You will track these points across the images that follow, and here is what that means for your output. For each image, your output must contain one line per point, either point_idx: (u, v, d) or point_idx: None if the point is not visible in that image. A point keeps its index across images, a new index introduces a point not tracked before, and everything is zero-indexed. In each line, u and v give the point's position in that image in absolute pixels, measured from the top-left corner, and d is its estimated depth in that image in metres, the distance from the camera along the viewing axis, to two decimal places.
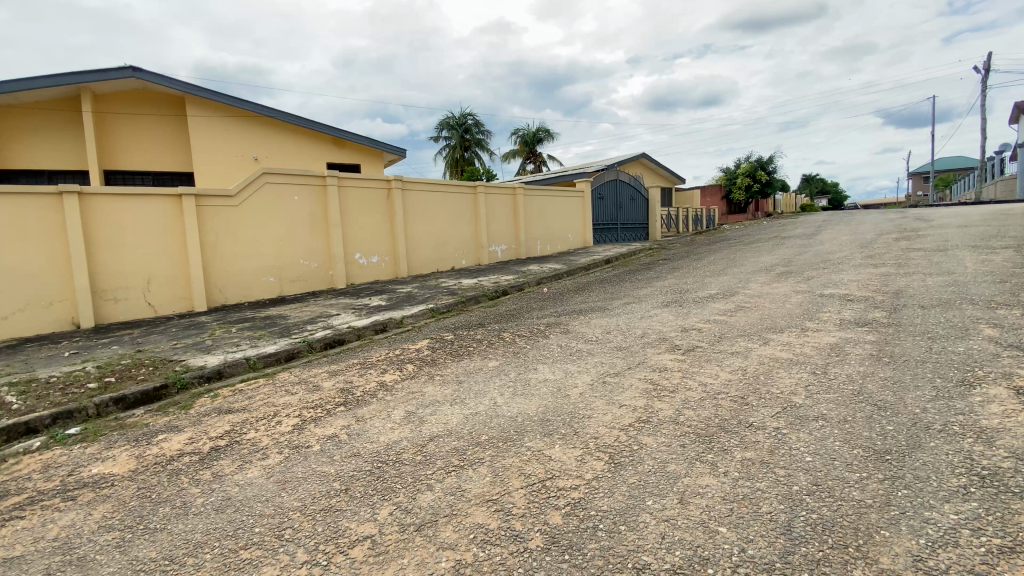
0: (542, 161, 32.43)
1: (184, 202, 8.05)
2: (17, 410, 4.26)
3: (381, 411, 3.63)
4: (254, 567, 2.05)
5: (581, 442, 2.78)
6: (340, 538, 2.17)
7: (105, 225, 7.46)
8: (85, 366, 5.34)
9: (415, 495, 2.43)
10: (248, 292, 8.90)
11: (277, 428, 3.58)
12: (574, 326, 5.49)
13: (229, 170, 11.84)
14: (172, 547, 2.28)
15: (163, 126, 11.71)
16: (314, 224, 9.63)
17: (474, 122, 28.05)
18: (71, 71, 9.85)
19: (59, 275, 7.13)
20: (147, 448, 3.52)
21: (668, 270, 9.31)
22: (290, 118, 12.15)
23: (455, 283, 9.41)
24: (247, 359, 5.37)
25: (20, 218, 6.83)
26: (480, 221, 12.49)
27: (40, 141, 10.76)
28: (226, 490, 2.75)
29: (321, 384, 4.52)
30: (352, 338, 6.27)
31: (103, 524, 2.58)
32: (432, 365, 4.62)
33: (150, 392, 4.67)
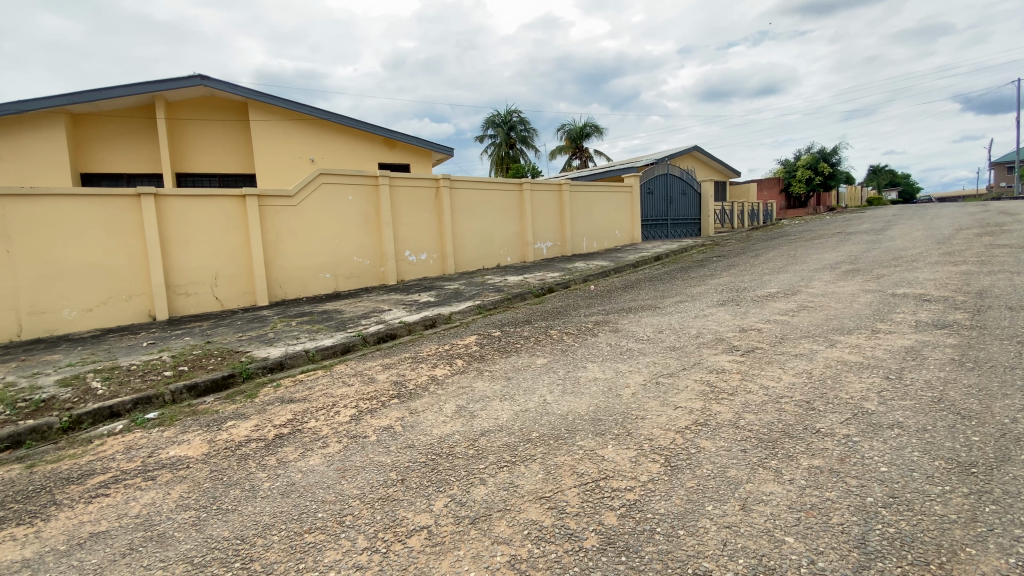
0: (588, 157, 32.02)
1: (247, 203, 8.51)
2: (104, 395, 4.65)
3: (433, 404, 3.70)
4: (318, 551, 2.14)
5: (635, 442, 2.72)
6: (398, 527, 2.22)
7: (177, 225, 7.99)
8: (161, 355, 5.75)
9: (469, 488, 2.46)
10: (306, 288, 9.31)
11: (335, 418, 3.72)
12: (624, 324, 5.39)
13: (287, 171, 12.41)
14: (242, 527, 2.42)
15: (228, 130, 12.42)
16: (366, 222, 9.94)
17: (520, 119, 28.07)
18: (147, 81, 10.61)
19: (137, 271, 7.71)
20: (217, 433, 3.75)
21: (722, 267, 8.97)
22: (343, 120, 12.57)
23: (502, 280, 9.47)
24: (306, 351, 5.62)
25: (105, 218, 7.44)
26: (527, 218, 12.48)
27: (120, 147, 11.67)
28: (290, 475, 2.88)
29: (375, 376, 4.66)
30: (403, 333, 6.42)
31: (179, 503, 2.77)
32: (481, 361, 4.66)
33: (219, 381, 4.98)
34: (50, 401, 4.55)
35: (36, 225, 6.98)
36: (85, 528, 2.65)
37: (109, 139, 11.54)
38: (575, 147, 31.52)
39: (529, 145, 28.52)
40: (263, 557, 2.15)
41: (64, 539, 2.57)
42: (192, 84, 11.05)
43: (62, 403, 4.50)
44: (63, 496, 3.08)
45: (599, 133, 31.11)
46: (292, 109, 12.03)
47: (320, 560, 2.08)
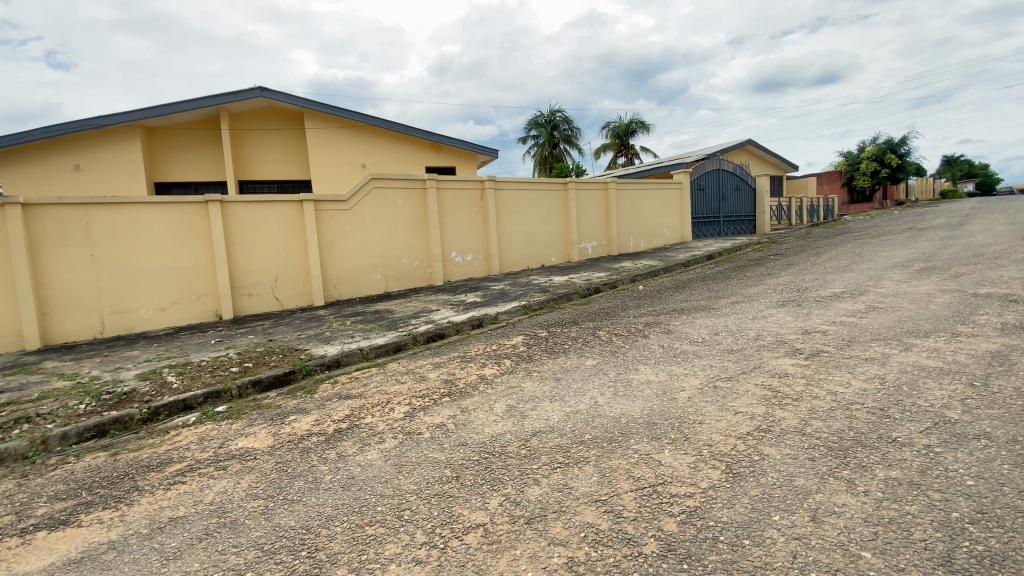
0: (634, 154, 31.44)
1: (304, 208, 8.90)
2: (178, 389, 4.99)
3: (484, 403, 3.73)
4: (379, 544, 2.20)
5: (694, 448, 2.64)
6: (454, 524, 2.25)
7: (241, 230, 8.46)
8: (228, 352, 6.11)
9: (523, 488, 2.46)
10: (358, 288, 9.63)
11: (390, 415, 3.83)
12: (676, 325, 5.25)
13: (340, 176, 12.89)
14: (307, 517, 2.53)
15: (285, 139, 13.04)
16: (415, 224, 10.17)
17: (563, 118, 27.93)
18: (213, 94, 11.30)
19: (205, 273, 8.22)
20: (281, 427, 3.94)
21: (780, 266, 8.57)
22: (392, 125, 12.91)
23: (547, 280, 9.45)
24: (361, 350, 5.82)
25: (176, 224, 7.98)
26: (572, 218, 12.40)
27: (189, 157, 12.48)
28: (349, 469, 2.99)
29: (426, 375, 4.76)
30: (452, 333, 6.53)
31: (248, 492, 2.93)
32: (530, 361, 4.66)
33: (281, 376, 5.23)
34: (131, 393, 4.92)
35: (117, 232, 7.58)
36: (164, 513, 2.85)
37: (179, 150, 12.37)
38: (621, 144, 31.02)
39: (573, 144, 28.33)
40: (328, 547, 2.24)
41: (147, 523, 2.77)
42: (253, 96, 11.68)
43: (142, 396, 4.86)
44: (144, 482, 3.33)
45: (646, 130, 30.49)
46: (345, 117, 12.48)
47: (381, 552, 2.15)
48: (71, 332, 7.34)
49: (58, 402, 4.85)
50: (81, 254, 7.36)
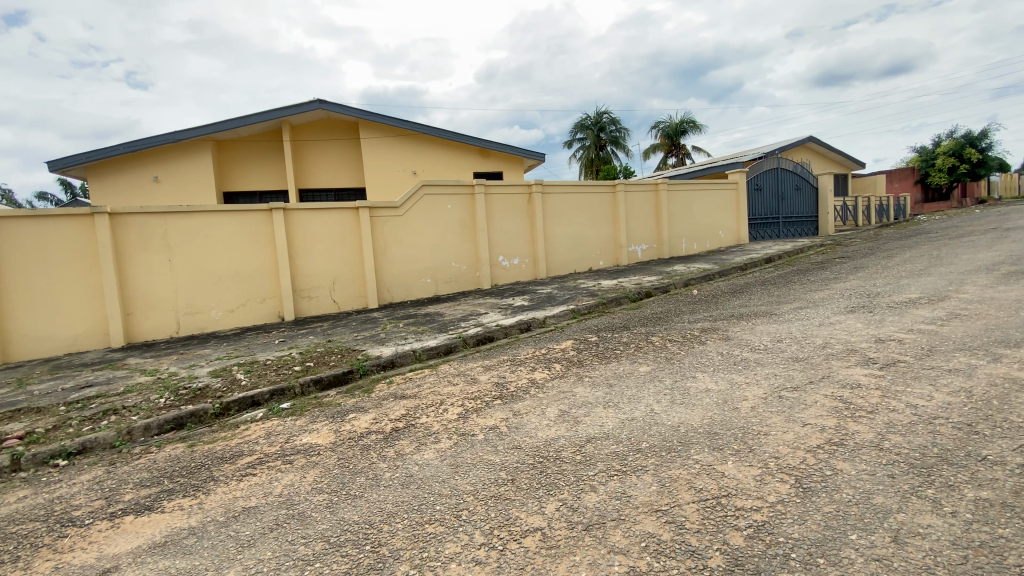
0: (685, 154, 30.59)
1: (359, 214, 9.24)
2: (246, 386, 5.30)
3: (536, 407, 3.73)
4: (438, 543, 2.25)
5: (759, 460, 2.54)
6: (512, 526, 2.27)
7: (301, 236, 8.88)
8: (291, 352, 6.43)
9: (580, 494, 2.44)
10: (410, 292, 9.88)
11: (444, 415, 3.90)
12: (734, 332, 5.06)
13: (392, 183, 13.29)
14: (369, 513, 2.63)
15: (341, 149, 13.60)
16: (463, 229, 10.35)
17: (610, 120, 27.60)
18: (276, 108, 11.96)
19: (269, 277, 8.70)
20: (341, 424, 4.11)
21: (846, 270, 8.09)
22: (441, 133, 13.21)
23: (595, 284, 9.37)
24: (414, 351, 5.97)
25: (243, 231, 8.49)
26: (621, 221, 12.22)
27: (254, 168, 13.24)
28: (408, 468, 3.08)
29: (478, 377, 4.82)
30: (501, 335, 6.57)
31: (314, 486, 3.07)
32: (581, 366, 4.63)
33: (339, 376, 5.46)
34: (205, 389, 5.28)
35: (191, 239, 8.14)
36: (238, 503, 3.03)
37: (245, 161, 13.16)
38: (670, 145, 30.29)
39: (620, 145, 27.92)
40: (390, 543, 2.31)
41: (222, 512, 2.96)
42: (312, 108, 12.26)
43: (215, 392, 5.21)
44: (219, 473, 3.56)
45: (697, 129, 29.62)
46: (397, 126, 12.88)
47: (441, 550, 2.19)
48: (150, 331, 7.95)
49: (141, 396, 5.26)
50: (160, 259, 7.96)
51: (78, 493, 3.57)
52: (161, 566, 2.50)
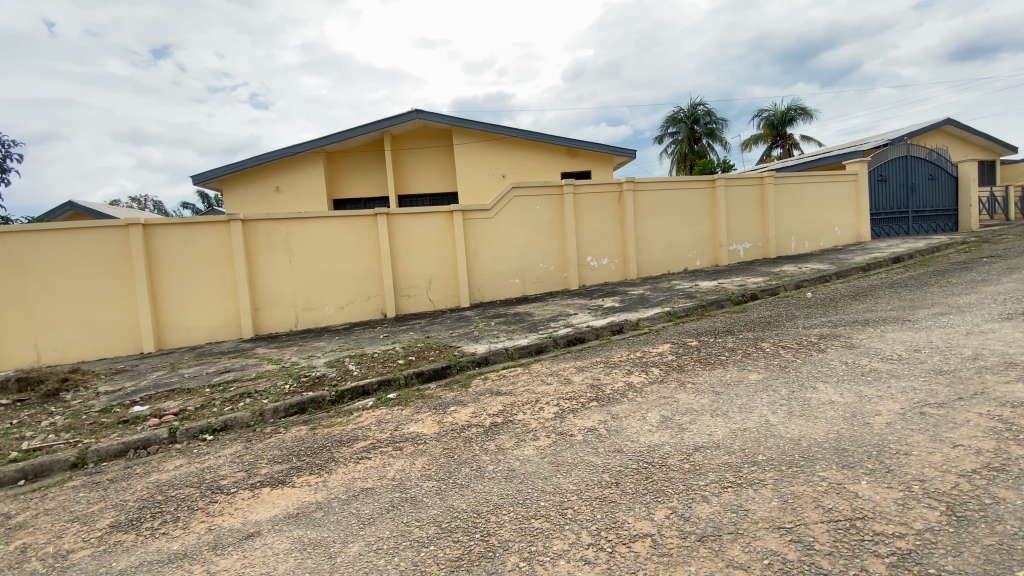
0: (791, 143, 28.21)
1: (453, 217, 9.65)
2: (357, 376, 5.76)
3: (636, 411, 3.65)
4: (546, 538, 2.29)
5: (900, 482, 2.28)
6: (620, 530, 2.25)
7: (401, 238, 9.45)
8: (394, 346, 6.88)
9: (691, 504, 2.36)
10: (499, 292, 10.12)
11: (540, 413, 3.95)
12: (858, 339, 4.58)
13: (482, 187, 13.69)
14: (476, 502, 2.74)
15: (436, 156, 14.27)
16: (553, 229, 10.40)
17: (706, 111, 26.24)
18: (378, 120, 12.85)
19: (372, 277, 9.36)
20: (443, 416, 4.33)
21: (998, 271, 7.00)
22: (530, 135, 13.38)
23: (692, 285, 8.97)
24: (507, 349, 6.12)
25: (351, 234, 9.21)
26: (720, 218, 11.57)
27: (359, 176, 14.29)
28: (510, 462, 3.16)
29: (572, 378, 4.81)
30: (592, 337, 6.50)
31: (423, 473, 3.27)
32: (682, 371, 4.45)
33: (438, 370, 5.75)
34: (322, 378, 5.81)
35: (307, 242, 8.98)
36: (356, 483, 3.31)
37: (351, 170, 14.26)
38: (774, 134, 28.09)
39: (717, 138, 26.40)
40: (499, 533, 2.40)
41: (343, 490, 3.25)
42: (410, 118, 13.02)
43: (330, 380, 5.72)
44: (338, 454, 3.90)
45: (806, 116, 27.20)
46: (487, 130, 13.25)
47: (550, 546, 2.23)
48: (273, 325, 8.89)
49: (269, 382, 5.92)
50: (282, 261, 8.87)
51: (223, 465, 4.11)
52: (296, 535, 2.79)
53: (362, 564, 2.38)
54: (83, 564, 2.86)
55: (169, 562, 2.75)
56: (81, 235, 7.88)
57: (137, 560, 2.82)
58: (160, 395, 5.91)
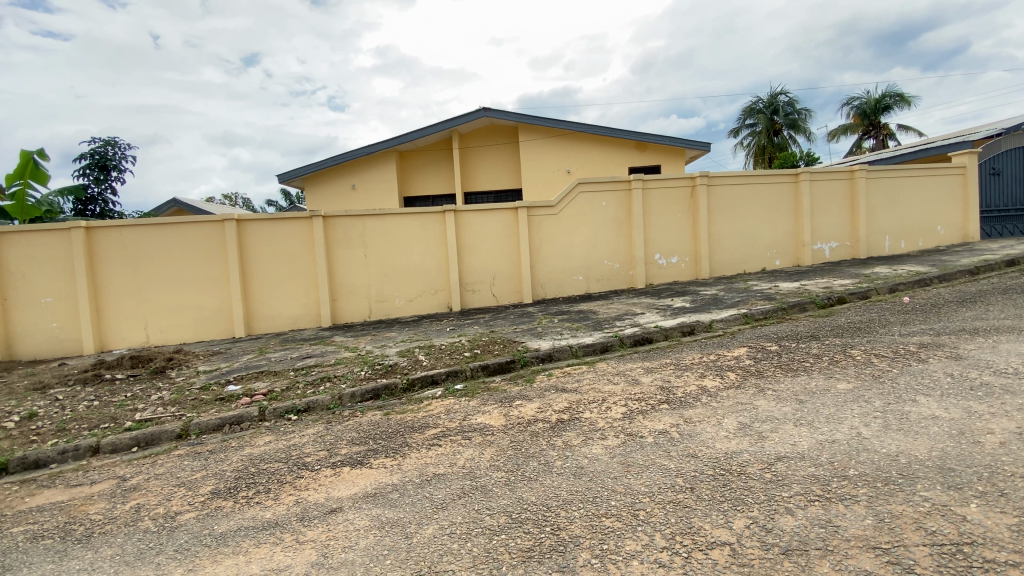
0: (886, 134, 25.86)
1: (519, 213, 9.73)
2: (426, 366, 5.99)
3: (710, 416, 3.53)
4: (617, 537, 2.29)
5: (1017, 508, 2.07)
6: (697, 536, 2.19)
7: (468, 234, 9.68)
8: (460, 339, 7.07)
9: (773, 515, 2.26)
10: (563, 289, 10.10)
11: (608, 413, 3.92)
12: (965, 350, 4.15)
13: (547, 183, 13.71)
14: (546, 496, 2.78)
15: (502, 152, 14.43)
16: (620, 226, 10.21)
17: (788, 101, 24.64)
18: (448, 118, 13.19)
19: (440, 272, 9.66)
20: (510, 409, 4.41)
21: None
22: (597, 130, 13.19)
23: (771, 286, 8.50)
24: (571, 347, 6.11)
25: (421, 230, 9.55)
26: (804, 215, 10.85)
27: (428, 174, 14.74)
28: (578, 459, 3.17)
29: (640, 378, 4.72)
30: (660, 337, 6.34)
31: (492, 463, 3.35)
32: (760, 377, 4.24)
33: (503, 364, 5.85)
34: (394, 366, 6.10)
35: (380, 237, 9.41)
36: (428, 468, 3.45)
37: (421, 168, 14.74)
38: (866, 124, 25.87)
39: (799, 129, 24.71)
40: (569, 528, 2.42)
41: (416, 474, 3.40)
42: (478, 116, 13.25)
43: (402, 369, 5.99)
44: (411, 440, 4.09)
45: (903, 103, 24.80)
46: (554, 126, 13.22)
47: (622, 546, 2.22)
48: (348, 315, 9.41)
49: (347, 368, 6.30)
50: (357, 254, 9.36)
51: (307, 443, 4.43)
52: (375, 514, 2.96)
53: (436, 546, 2.49)
54: (189, 525, 3.20)
55: (263, 529, 3.01)
56: (184, 230, 8.73)
57: (235, 525, 3.11)
58: (251, 376, 6.47)
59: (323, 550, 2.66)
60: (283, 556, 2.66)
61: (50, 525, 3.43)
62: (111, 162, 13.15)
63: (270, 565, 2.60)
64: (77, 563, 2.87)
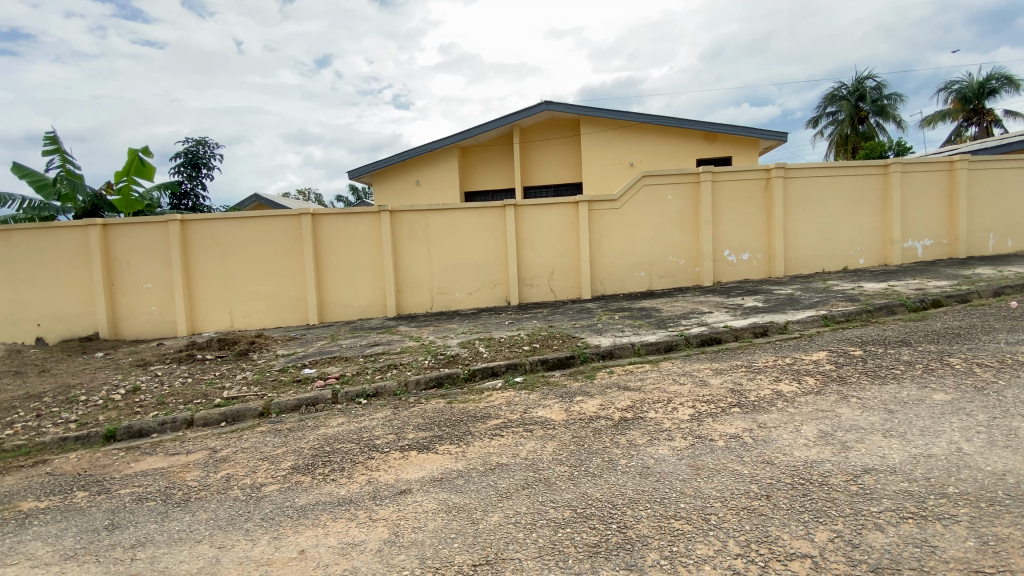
0: (992, 120, 23.22)
1: (580, 208, 9.64)
2: (487, 358, 6.11)
3: (787, 423, 3.36)
4: (688, 540, 2.24)
5: None
6: (775, 546, 2.11)
7: (528, 229, 9.72)
8: (520, 333, 7.14)
9: (860, 530, 2.13)
10: (624, 285, 9.92)
11: (674, 414, 3.83)
12: None
13: (609, 177, 13.47)
14: (611, 493, 2.77)
15: (563, 146, 14.34)
16: (686, 221, 9.88)
17: (876, 86, 22.69)
18: (510, 113, 13.28)
19: (500, 265, 9.78)
20: (571, 404, 4.41)
21: None
22: (663, 121, 12.78)
23: (853, 287, 7.91)
24: (633, 345, 6.00)
25: (483, 224, 9.70)
26: (893, 210, 9.99)
27: (488, 169, 14.89)
28: (644, 459, 3.12)
29: (708, 380, 4.57)
30: (730, 338, 6.08)
31: (554, 457, 3.38)
32: (843, 383, 3.97)
33: (563, 359, 5.85)
34: (456, 356, 6.26)
35: (443, 231, 9.66)
36: (492, 458, 3.53)
37: (482, 163, 14.92)
38: (968, 110, 23.30)
39: (888, 117, 22.68)
40: (636, 527, 2.40)
41: (480, 462, 3.49)
42: (539, 110, 13.24)
43: (463, 359, 6.14)
44: (475, 429, 4.20)
45: (1015, 86, 22.15)
46: (617, 118, 12.96)
47: (692, 550, 2.18)
48: (412, 306, 9.75)
49: (412, 356, 6.55)
50: (421, 248, 9.66)
51: (376, 426, 4.66)
52: (442, 498, 3.08)
53: (502, 534, 2.55)
54: (273, 496, 3.47)
55: (339, 505, 3.21)
56: (265, 223, 9.37)
57: (314, 499, 3.34)
58: (324, 360, 6.89)
59: (394, 529, 2.80)
60: (358, 532, 2.83)
61: (153, 489, 3.83)
62: (201, 160, 14.33)
63: (346, 539, 2.77)
64: (178, 524, 3.20)
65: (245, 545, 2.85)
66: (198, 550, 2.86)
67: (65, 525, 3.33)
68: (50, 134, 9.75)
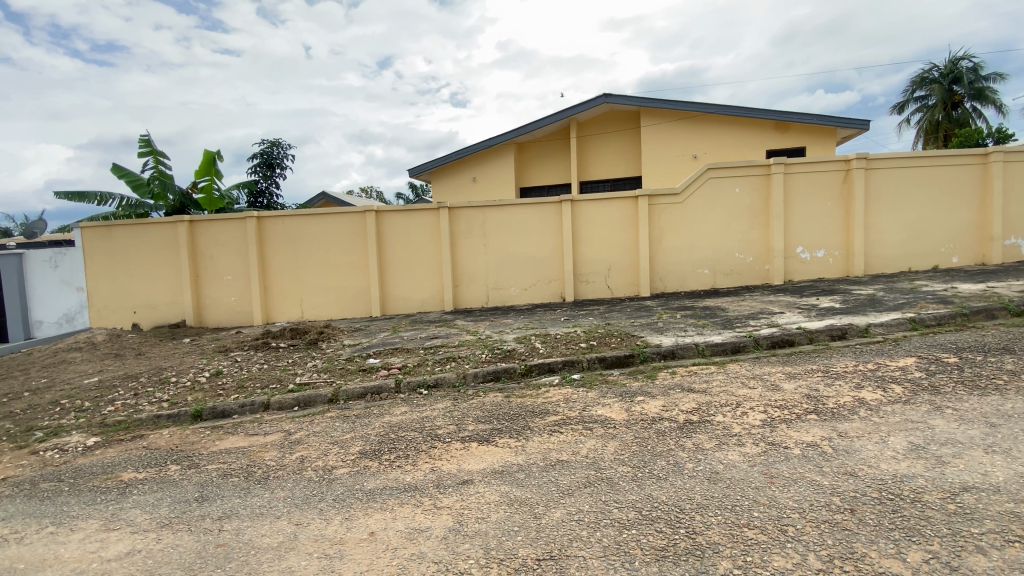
0: None
1: (640, 203, 9.42)
2: (544, 354, 6.12)
3: (871, 432, 3.15)
4: (763, 550, 2.16)
5: None
6: (860, 563, 2.00)
7: (587, 224, 9.63)
8: (577, 330, 7.10)
9: (961, 552, 1.97)
10: (685, 282, 9.61)
11: (744, 418, 3.68)
12: None
13: (669, 170, 13.06)
14: (677, 498, 2.71)
15: (623, 140, 14.06)
16: (755, 216, 9.41)
17: (974, 67, 20.56)
18: (568, 107, 13.18)
19: (557, 261, 9.76)
20: (632, 405, 4.34)
21: None
22: (729, 110, 12.22)
23: (945, 288, 7.25)
24: (697, 345, 5.81)
25: (540, 220, 9.70)
26: (993, 203, 9.07)
27: (545, 164, 14.85)
28: (712, 464, 3.03)
29: (780, 384, 4.34)
30: (803, 340, 5.76)
31: (616, 456, 3.35)
32: (936, 393, 3.66)
33: (622, 358, 5.76)
34: (513, 352, 6.33)
35: (502, 227, 9.75)
36: (552, 454, 3.55)
37: (539, 159, 14.87)
38: None
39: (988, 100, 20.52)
40: (706, 534, 2.34)
41: (541, 458, 3.52)
42: (598, 103, 13.06)
43: (520, 355, 6.20)
44: (534, 424, 4.24)
45: None
46: (680, 109, 12.54)
47: (768, 561, 2.10)
48: (470, 301, 9.94)
49: (470, 350, 6.68)
50: (479, 243, 9.81)
51: (438, 417, 4.81)
52: (504, 490, 3.14)
53: (566, 530, 2.57)
54: (344, 479, 3.68)
55: (406, 491, 3.35)
56: (334, 220, 9.86)
57: (382, 484, 3.50)
58: (387, 351, 7.16)
59: (458, 518, 2.88)
60: (424, 518, 2.94)
61: (236, 466, 4.16)
62: (275, 160, 15.27)
63: (413, 524, 2.89)
64: (259, 500, 3.46)
65: (320, 524, 3.04)
66: (278, 525, 3.08)
67: (160, 495, 3.69)
68: (145, 137, 10.75)
